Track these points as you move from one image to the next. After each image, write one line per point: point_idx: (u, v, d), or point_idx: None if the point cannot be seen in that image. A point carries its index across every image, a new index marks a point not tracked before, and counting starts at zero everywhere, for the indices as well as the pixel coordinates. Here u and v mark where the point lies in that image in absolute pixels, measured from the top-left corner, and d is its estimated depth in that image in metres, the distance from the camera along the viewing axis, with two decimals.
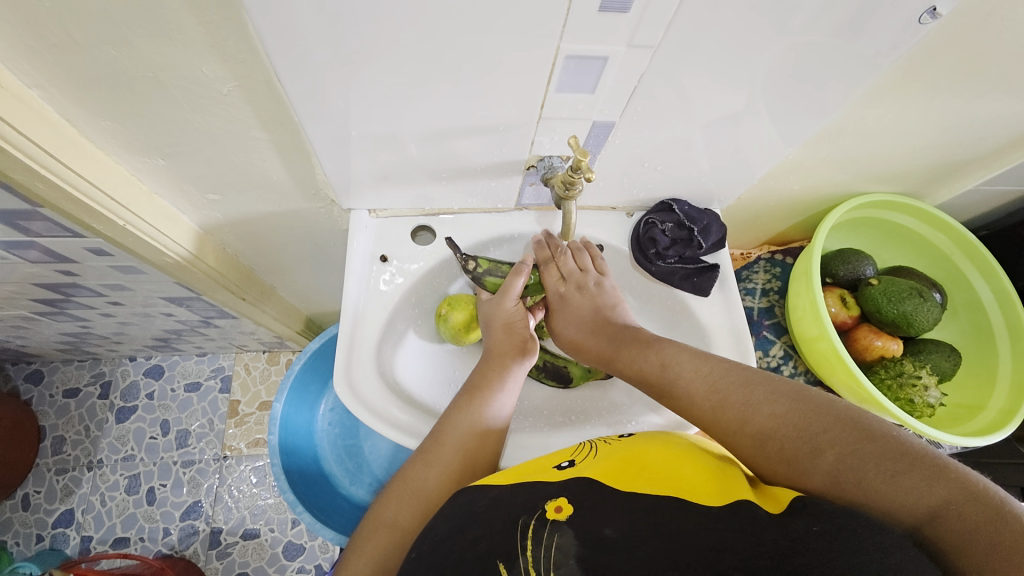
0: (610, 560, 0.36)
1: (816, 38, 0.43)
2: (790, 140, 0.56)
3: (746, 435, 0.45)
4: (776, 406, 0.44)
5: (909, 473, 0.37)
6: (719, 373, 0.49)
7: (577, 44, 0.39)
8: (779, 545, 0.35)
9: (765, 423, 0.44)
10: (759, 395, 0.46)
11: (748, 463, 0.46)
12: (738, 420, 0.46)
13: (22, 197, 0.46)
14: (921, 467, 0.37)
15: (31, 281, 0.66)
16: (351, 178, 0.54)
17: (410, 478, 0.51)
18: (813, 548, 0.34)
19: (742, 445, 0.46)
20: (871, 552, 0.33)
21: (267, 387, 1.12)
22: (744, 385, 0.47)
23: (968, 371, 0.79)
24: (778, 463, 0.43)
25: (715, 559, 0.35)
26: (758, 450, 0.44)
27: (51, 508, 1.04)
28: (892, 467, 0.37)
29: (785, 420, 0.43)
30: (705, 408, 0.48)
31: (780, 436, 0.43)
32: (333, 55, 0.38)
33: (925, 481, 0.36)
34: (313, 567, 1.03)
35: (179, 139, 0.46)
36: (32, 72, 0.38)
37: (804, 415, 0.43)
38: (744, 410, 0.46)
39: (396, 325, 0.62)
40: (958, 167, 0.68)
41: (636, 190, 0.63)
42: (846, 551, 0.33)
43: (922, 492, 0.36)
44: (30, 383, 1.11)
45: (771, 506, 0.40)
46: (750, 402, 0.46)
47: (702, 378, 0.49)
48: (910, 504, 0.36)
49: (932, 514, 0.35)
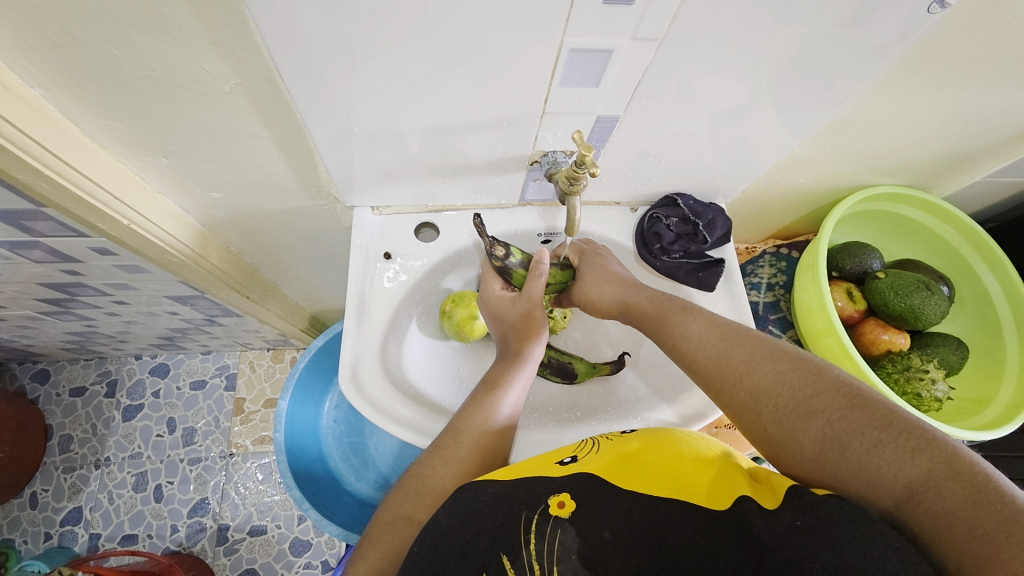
0: (610, 561, 0.38)
1: (821, 28, 0.42)
2: (795, 133, 0.55)
3: (741, 391, 0.45)
4: (777, 366, 0.44)
5: (894, 446, 0.36)
6: (724, 333, 0.49)
7: (581, 38, 0.39)
8: (765, 541, 0.35)
9: (763, 379, 0.44)
10: (762, 355, 0.45)
11: (738, 421, 0.46)
12: (735, 375, 0.46)
13: (25, 197, 0.46)
14: (910, 441, 0.36)
15: (36, 281, 0.66)
16: (353, 174, 0.53)
17: (428, 475, 0.50)
18: (796, 544, 0.34)
19: (735, 401, 0.46)
20: (854, 547, 0.32)
21: (272, 384, 1.13)
22: (749, 344, 0.47)
23: (975, 365, 0.78)
24: (767, 424, 0.43)
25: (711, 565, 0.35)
26: (750, 409, 0.44)
27: (60, 506, 1.05)
28: (879, 438, 0.37)
29: (782, 378, 0.43)
30: (705, 362, 0.48)
31: (774, 394, 0.43)
32: (335, 51, 0.38)
33: (910, 454, 0.35)
34: (320, 563, 1.03)
35: (179, 137, 0.46)
36: (34, 72, 0.38)
37: (803, 377, 0.42)
38: (743, 367, 0.45)
39: (401, 322, 0.62)
40: (966, 158, 0.68)
41: (641, 184, 0.62)
42: (828, 546, 0.33)
43: (906, 465, 0.35)
44: (36, 382, 1.12)
45: (766, 500, 0.40)
46: (752, 359, 0.46)
47: (709, 334, 0.49)
48: (891, 479, 0.36)
49: (911, 491, 0.35)
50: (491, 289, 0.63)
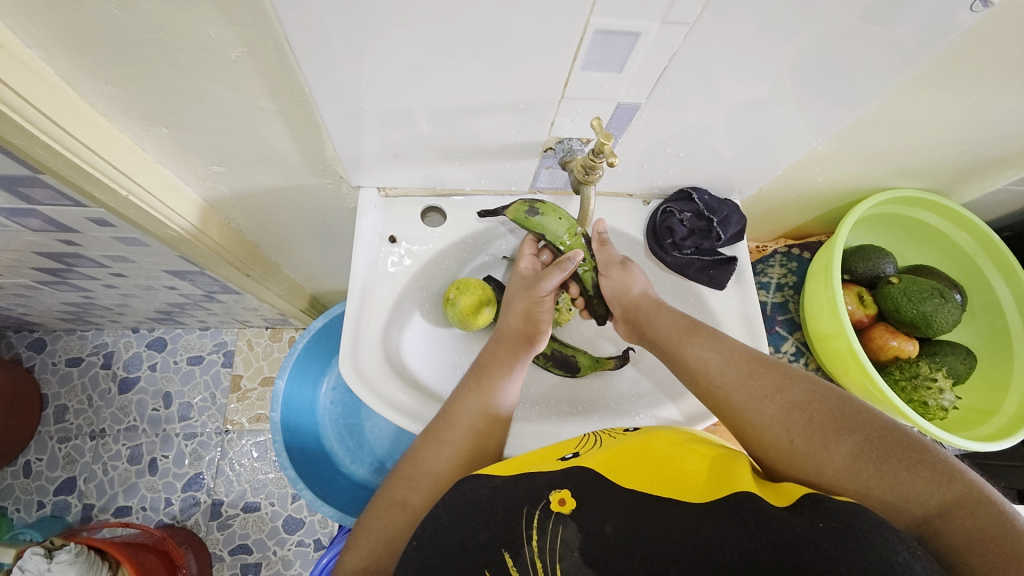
0: (610, 555, 0.37)
1: (855, 20, 0.41)
2: (819, 131, 0.53)
3: (771, 406, 0.45)
4: (810, 387, 0.45)
5: (930, 467, 0.38)
6: (753, 354, 0.50)
7: (608, 18, 0.37)
8: (785, 539, 0.35)
9: (797, 397, 0.45)
10: (795, 376, 0.47)
11: (756, 438, 0.45)
12: (767, 390, 0.46)
13: (22, 162, 0.45)
14: (940, 466, 0.38)
15: (33, 250, 0.65)
16: (361, 154, 0.52)
17: (420, 459, 0.49)
18: (819, 545, 0.33)
19: (761, 416, 0.45)
20: (880, 552, 0.32)
21: (270, 363, 1.12)
22: (782, 367, 0.48)
23: (982, 375, 0.77)
24: (797, 438, 0.43)
25: (716, 551, 0.36)
26: (780, 422, 0.44)
27: (54, 475, 1.05)
28: (914, 458, 0.38)
29: (818, 398, 0.44)
30: (735, 376, 0.48)
31: (808, 411, 0.44)
32: (348, 24, 0.36)
33: (943, 477, 0.37)
34: (312, 541, 1.03)
35: (184, 107, 0.44)
36: (32, 32, 0.36)
37: (837, 400, 0.44)
38: (777, 383, 0.46)
39: (403, 307, 0.60)
40: (989, 165, 0.66)
41: (655, 177, 0.61)
42: (854, 550, 0.32)
43: (941, 485, 0.37)
44: (32, 351, 1.11)
45: (776, 499, 0.39)
46: (785, 379, 0.47)
47: (739, 353, 0.50)
48: (925, 496, 0.37)
49: (942, 509, 0.36)
50: (522, 264, 0.63)
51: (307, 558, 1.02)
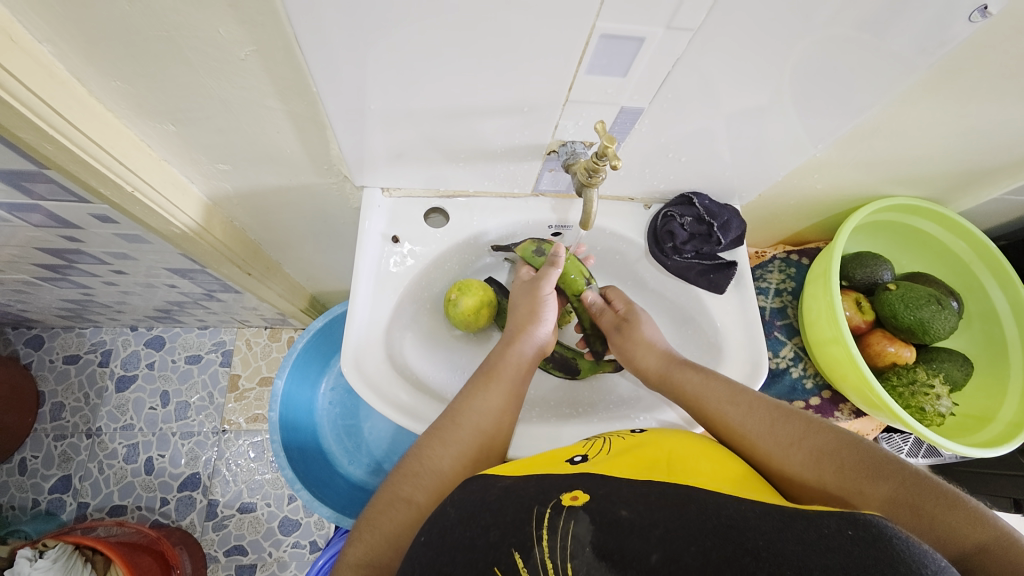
0: (625, 544, 0.36)
1: (852, 31, 0.41)
2: (818, 139, 0.54)
3: (799, 452, 0.45)
4: (834, 436, 0.45)
5: (962, 510, 0.39)
6: (774, 404, 0.50)
7: (614, 23, 0.38)
8: (813, 540, 0.34)
9: (823, 443, 0.45)
10: (818, 425, 0.47)
11: (786, 486, 0.45)
12: (794, 438, 0.46)
13: (28, 157, 0.45)
14: (970, 510, 0.39)
15: (34, 246, 0.65)
16: (365, 156, 0.52)
17: (426, 457, 0.49)
18: (848, 552, 0.33)
19: (789, 463, 0.45)
20: (910, 563, 0.31)
21: (268, 363, 1.12)
22: (804, 416, 0.48)
23: (978, 383, 0.77)
24: (830, 482, 0.43)
25: (738, 536, 0.36)
26: (810, 468, 0.44)
27: (49, 473, 1.04)
28: (947, 502, 0.39)
29: (844, 444, 0.44)
30: (758, 424, 0.49)
31: (837, 456, 0.44)
32: (355, 24, 0.36)
33: (977, 521, 0.38)
34: (308, 543, 1.03)
35: (189, 104, 0.44)
36: (43, 27, 0.37)
37: (864, 447, 0.44)
38: (802, 432, 0.46)
39: (405, 308, 0.61)
40: (986, 175, 0.67)
41: (656, 182, 0.61)
42: (885, 560, 0.32)
43: (975, 528, 0.38)
44: (30, 348, 1.11)
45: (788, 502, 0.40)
46: (808, 428, 0.47)
47: (760, 403, 0.50)
48: (961, 537, 0.38)
49: (978, 548, 0.37)
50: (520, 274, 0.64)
51: (302, 560, 1.02)
